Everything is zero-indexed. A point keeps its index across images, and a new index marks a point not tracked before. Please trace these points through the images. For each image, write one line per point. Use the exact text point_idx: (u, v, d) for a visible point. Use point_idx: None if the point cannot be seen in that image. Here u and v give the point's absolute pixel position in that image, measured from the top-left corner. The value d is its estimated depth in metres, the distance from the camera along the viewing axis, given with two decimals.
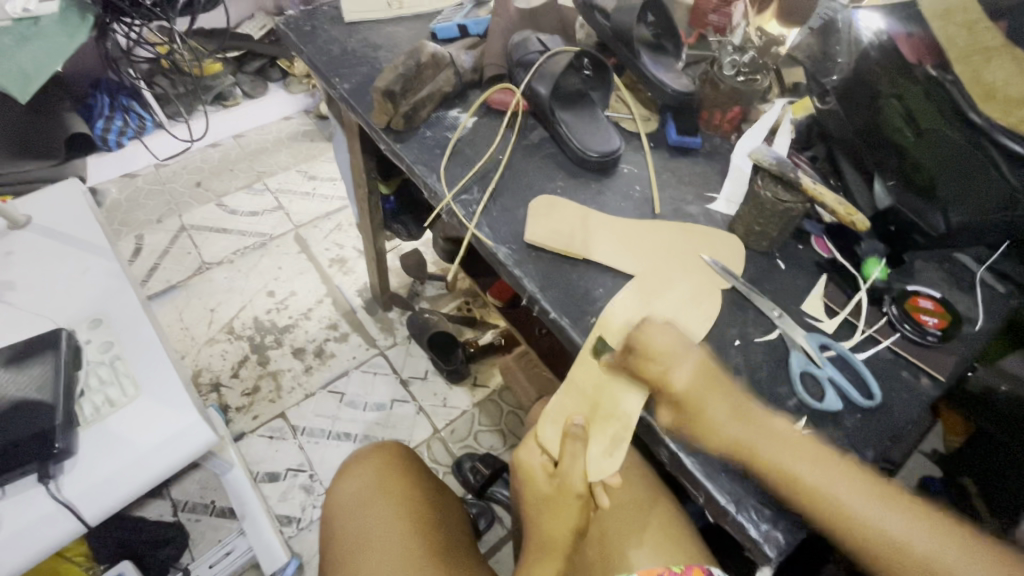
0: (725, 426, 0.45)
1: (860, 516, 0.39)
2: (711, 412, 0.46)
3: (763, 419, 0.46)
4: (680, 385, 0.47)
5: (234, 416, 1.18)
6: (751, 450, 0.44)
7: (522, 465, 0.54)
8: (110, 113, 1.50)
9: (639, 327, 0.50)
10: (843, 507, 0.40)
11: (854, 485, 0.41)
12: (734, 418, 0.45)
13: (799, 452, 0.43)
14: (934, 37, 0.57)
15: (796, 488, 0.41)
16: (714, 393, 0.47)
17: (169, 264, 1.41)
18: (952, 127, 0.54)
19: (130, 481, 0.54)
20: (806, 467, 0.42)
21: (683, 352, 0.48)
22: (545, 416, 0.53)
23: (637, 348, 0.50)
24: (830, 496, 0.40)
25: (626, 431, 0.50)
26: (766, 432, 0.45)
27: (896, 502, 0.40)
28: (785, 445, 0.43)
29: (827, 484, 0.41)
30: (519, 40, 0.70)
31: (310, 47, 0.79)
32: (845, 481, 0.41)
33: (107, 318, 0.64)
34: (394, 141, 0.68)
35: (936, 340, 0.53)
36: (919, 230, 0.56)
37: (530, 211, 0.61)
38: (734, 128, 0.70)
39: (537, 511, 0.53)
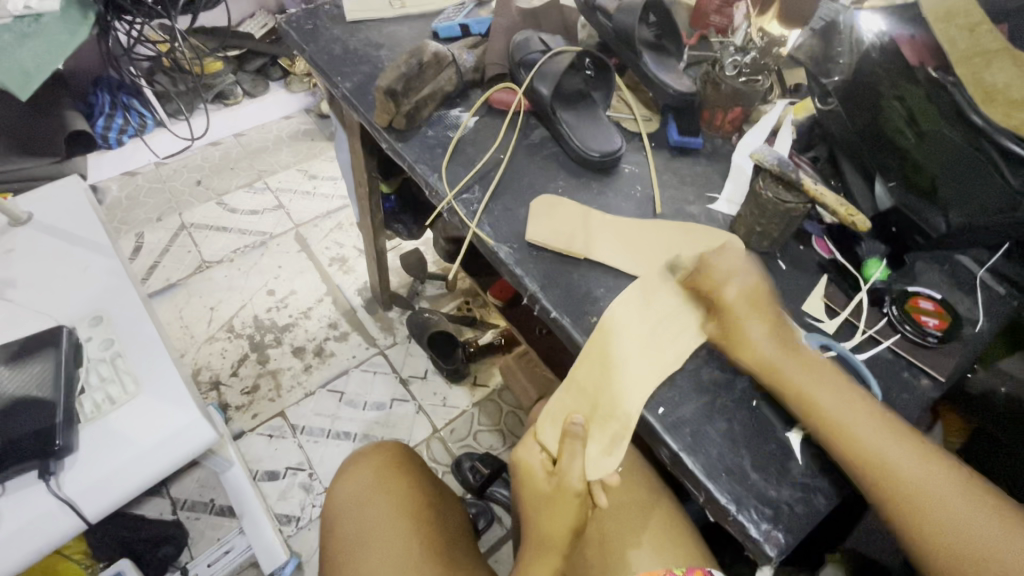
0: (761, 346, 0.49)
1: (869, 445, 0.43)
2: (748, 330, 0.50)
3: (809, 353, 0.49)
4: (731, 297, 0.51)
5: (234, 415, 1.18)
6: (779, 373, 0.47)
7: (521, 463, 0.53)
8: (111, 111, 1.51)
9: (704, 262, 0.53)
10: (858, 436, 0.43)
11: (875, 423, 0.44)
12: (774, 344, 0.49)
13: (823, 381, 0.46)
14: (935, 41, 0.57)
15: (813, 412, 0.45)
16: (759, 316, 0.50)
17: (169, 262, 1.41)
18: (953, 127, 0.54)
19: (131, 479, 0.54)
20: (825, 392, 0.46)
21: (744, 274, 0.52)
22: (544, 415, 0.54)
23: (703, 270, 0.53)
24: (840, 423, 0.44)
25: (626, 430, 0.49)
26: (816, 371, 0.47)
27: (905, 438, 0.43)
28: (821, 378, 0.47)
29: (847, 418, 0.44)
30: (520, 39, 0.70)
31: (312, 46, 0.79)
32: (864, 416, 0.44)
33: (108, 315, 0.64)
34: (395, 140, 0.68)
35: (936, 341, 0.53)
36: (920, 231, 0.56)
37: (531, 211, 0.61)
38: (735, 128, 0.70)
39: (535, 509, 0.52)
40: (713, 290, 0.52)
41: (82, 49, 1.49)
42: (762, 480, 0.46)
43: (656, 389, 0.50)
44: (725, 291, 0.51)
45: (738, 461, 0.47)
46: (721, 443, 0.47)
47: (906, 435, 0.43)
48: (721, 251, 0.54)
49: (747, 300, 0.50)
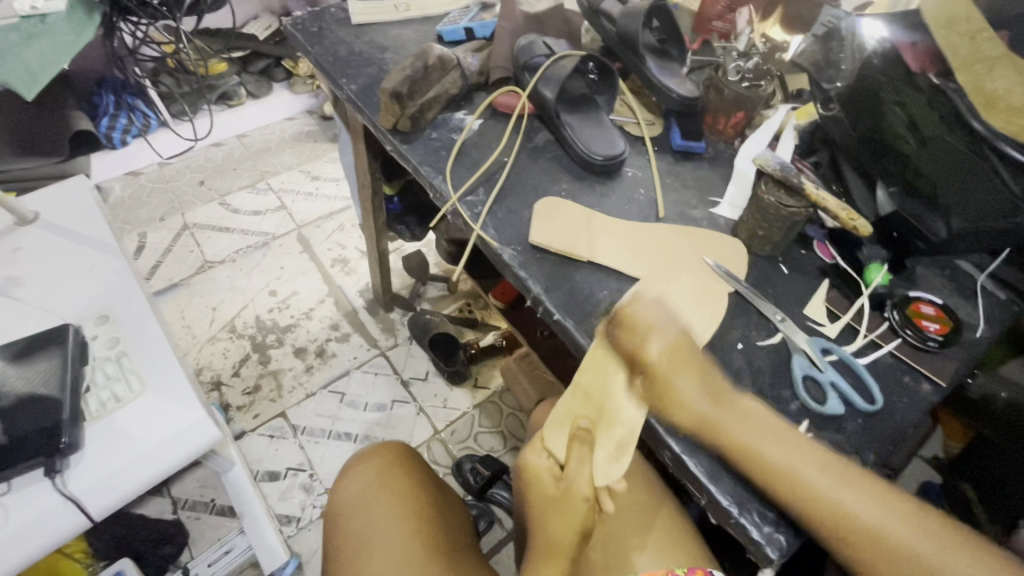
0: (696, 404, 0.47)
1: (812, 485, 0.42)
2: (680, 386, 0.47)
3: (738, 402, 0.47)
4: (655, 356, 0.49)
5: (235, 415, 1.19)
6: (718, 427, 0.46)
7: (529, 468, 0.53)
8: (116, 112, 1.52)
9: (618, 319, 0.51)
10: (804, 482, 0.42)
11: (815, 463, 0.43)
12: (707, 397, 0.47)
13: (759, 429, 0.45)
14: (936, 47, 0.58)
15: (760, 466, 0.43)
16: (687, 369, 0.48)
17: (171, 262, 1.41)
18: (955, 134, 0.54)
19: (135, 477, 0.54)
20: (763, 442, 0.44)
21: (663, 329, 0.50)
22: (550, 420, 0.54)
23: (623, 321, 0.51)
24: (789, 472, 0.43)
25: (631, 437, 0.50)
26: (741, 416, 0.46)
27: (849, 477, 0.42)
28: (753, 428, 0.45)
29: (794, 466, 0.43)
30: (525, 44, 0.71)
31: (317, 48, 0.80)
32: (807, 460, 0.43)
33: (113, 314, 0.64)
34: (400, 142, 0.69)
35: (937, 346, 0.53)
36: (920, 235, 0.57)
37: (535, 213, 0.61)
38: (737, 133, 0.71)
39: (541, 513, 0.51)
40: (637, 348, 0.50)
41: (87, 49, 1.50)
42: None
43: None
44: (649, 347, 0.49)
45: (740, 464, 0.47)
46: None
47: (848, 472, 0.42)
48: (637, 298, 0.52)
49: (671, 356, 0.48)
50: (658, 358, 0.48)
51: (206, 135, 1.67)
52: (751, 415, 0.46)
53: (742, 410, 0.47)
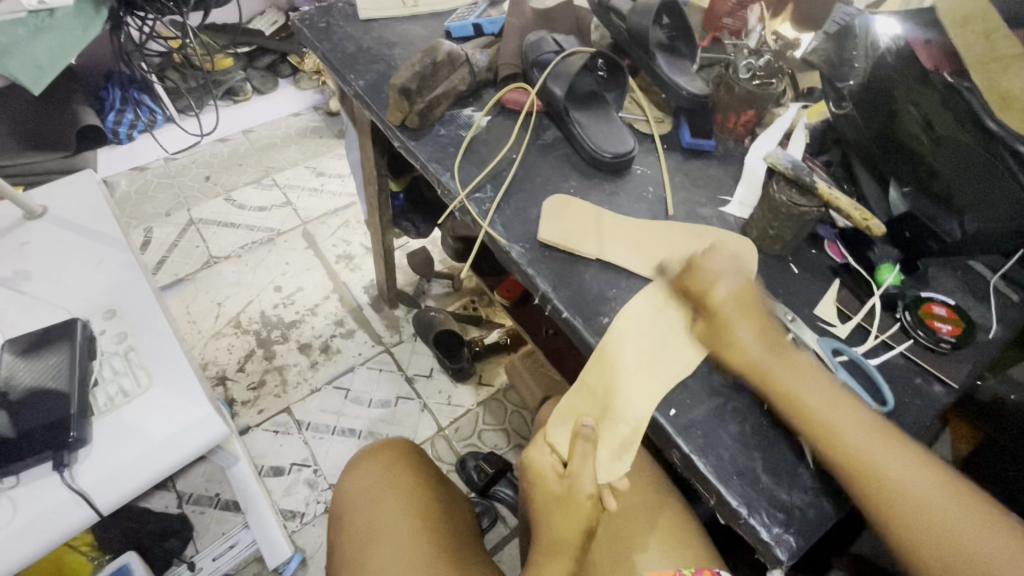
0: (750, 348, 0.48)
1: (844, 434, 0.43)
2: (737, 331, 0.49)
3: (795, 355, 0.48)
4: (720, 298, 0.50)
5: (240, 410, 1.19)
6: (766, 372, 0.47)
7: (532, 467, 0.53)
8: (122, 106, 1.52)
9: (688, 267, 0.52)
10: (839, 431, 0.43)
11: (857, 417, 0.44)
12: (760, 343, 0.48)
13: (805, 379, 0.46)
14: (951, 46, 0.57)
15: (802, 412, 0.45)
16: (748, 317, 0.49)
17: (177, 257, 1.41)
18: (968, 132, 0.53)
19: (143, 472, 0.54)
20: (807, 390, 0.46)
21: (732, 275, 0.51)
22: (555, 416, 0.54)
23: (691, 272, 0.52)
24: (829, 423, 0.44)
25: (635, 435, 0.50)
26: (795, 367, 0.47)
27: (886, 436, 0.43)
28: (804, 377, 0.46)
29: (830, 414, 0.44)
30: (534, 40, 0.70)
31: (326, 44, 0.79)
32: (848, 413, 0.44)
33: (121, 309, 0.64)
34: (408, 139, 0.69)
35: (950, 347, 0.52)
36: (934, 236, 0.57)
37: (543, 211, 0.61)
38: (748, 131, 0.70)
39: (547, 512, 0.51)
40: (704, 291, 0.51)
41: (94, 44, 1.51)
42: (774, 483, 0.46)
43: (668, 392, 0.50)
44: (715, 292, 0.50)
45: (749, 464, 0.47)
46: (733, 446, 0.47)
47: (888, 433, 0.43)
48: (711, 251, 0.53)
49: (736, 300, 0.50)
50: (722, 301, 0.50)
51: (212, 130, 1.67)
52: (802, 365, 0.47)
53: (796, 358, 0.48)
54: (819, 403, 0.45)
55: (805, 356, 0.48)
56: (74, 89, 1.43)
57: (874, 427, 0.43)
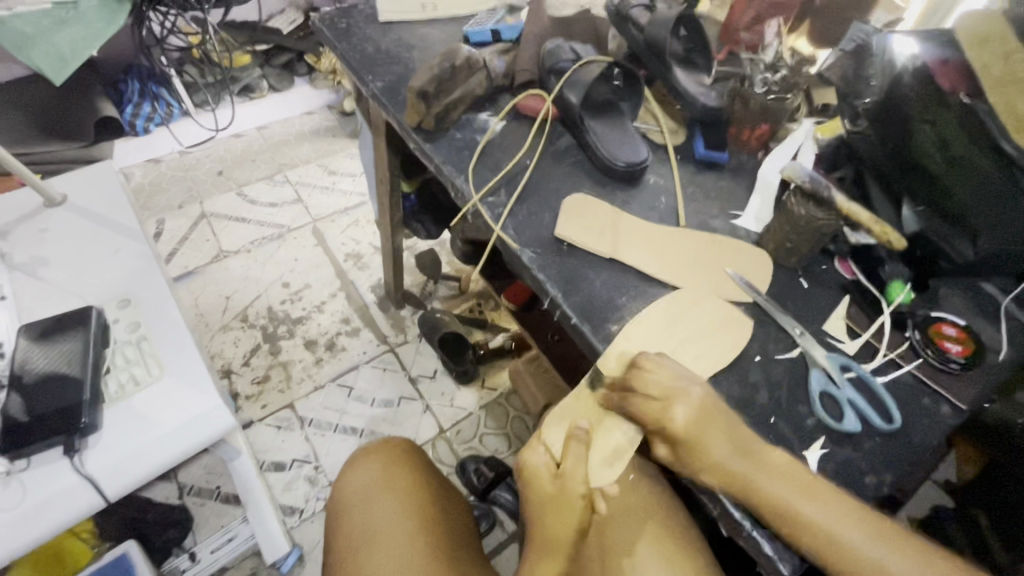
0: (724, 461, 0.44)
1: (858, 549, 0.40)
2: (713, 448, 0.44)
3: (766, 453, 0.45)
4: (680, 426, 0.45)
5: (244, 403, 1.20)
6: (749, 485, 0.43)
7: (528, 466, 0.52)
8: (140, 99, 1.55)
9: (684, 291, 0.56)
10: (849, 546, 0.40)
11: (853, 519, 0.41)
12: (737, 454, 0.44)
13: (799, 487, 0.43)
14: (969, 66, 0.59)
15: (795, 525, 0.41)
16: (720, 431, 0.45)
17: (187, 249, 1.43)
18: (985, 158, 0.54)
19: (150, 461, 0.55)
20: (802, 500, 0.42)
21: (684, 394, 0.46)
22: (551, 416, 0.53)
23: (632, 383, 0.49)
24: (822, 528, 0.41)
25: (627, 444, 0.51)
26: (767, 467, 0.44)
27: (894, 542, 0.40)
28: (789, 482, 0.43)
29: (830, 525, 0.41)
30: (551, 48, 0.70)
31: (345, 44, 0.80)
32: (843, 516, 0.41)
33: (135, 298, 0.65)
34: (423, 140, 0.69)
35: (959, 368, 0.52)
36: (945, 255, 0.56)
37: (561, 211, 0.62)
38: (761, 145, 0.71)
39: (538, 511, 0.52)
40: (660, 417, 0.46)
41: (117, 38, 1.54)
42: None
43: None
44: (673, 417, 0.46)
45: None
46: None
47: (880, 525, 0.41)
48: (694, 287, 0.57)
49: (696, 425, 0.45)
50: (684, 428, 0.45)
51: (227, 126, 1.70)
52: (784, 470, 0.44)
53: (776, 466, 0.44)
54: (823, 521, 0.41)
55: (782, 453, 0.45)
56: (94, 81, 1.46)
57: (863, 523, 0.41)
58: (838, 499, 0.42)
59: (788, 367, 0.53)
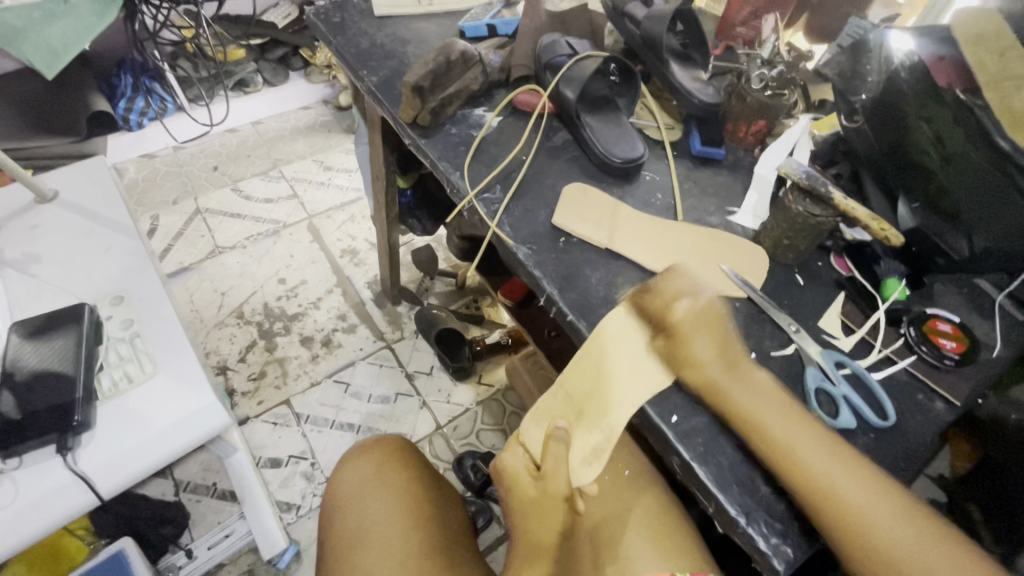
0: (707, 366, 0.48)
1: (796, 450, 0.43)
2: (695, 348, 0.49)
3: (751, 372, 0.48)
4: (679, 316, 0.50)
5: (240, 400, 1.19)
6: (724, 392, 0.47)
7: (507, 469, 0.53)
8: (133, 94, 1.53)
9: (650, 286, 0.52)
10: (797, 456, 0.43)
11: (815, 440, 0.44)
12: (720, 363, 0.48)
13: (774, 404, 0.46)
14: (964, 63, 0.57)
15: (755, 428, 0.45)
16: (709, 335, 0.49)
17: (182, 245, 1.42)
18: (979, 151, 0.53)
19: (145, 458, 0.54)
20: (770, 413, 0.45)
21: (694, 294, 0.51)
22: (530, 415, 0.54)
23: (654, 289, 0.52)
24: (780, 438, 0.44)
25: (606, 444, 0.51)
26: (748, 383, 0.47)
27: (848, 462, 0.43)
28: (759, 394, 0.47)
29: (788, 435, 0.44)
30: (547, 43, 0.70)
31: (339, 38, 0.80)
32: (806, 436, 0.44)
33: (128, 296, 0.64)
34: (419, 136, 0.69)
35: (953, 364, 0.52)
36: (942, 252, 0.57)
37: (562, 196, 0.63)
38: (758, 141, 0.70)
39: (523, 516, 0.54)
40: (662, 309, 0.51)
41: (110, 32, 1.52)
42: (774, 494, 0.45)
43: (667, 396, 0.50)
44: (675, 308, 0.50)
45: (749, 474, 0.46)
46: (733, 455, 0.47)
47: (844, 453, 0.43)
48: (670, 273, 0.53)
49: (695, 318, 0.49)
50: (682, 317, 0.50)
51: (222, 121, 1.69)
52: (760, 383, 0.47)
53: (751, 377, 0.48)
54: (777, 424, 0.45)
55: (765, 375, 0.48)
56: (86, 75, 1.45)
57: (826, 444, 0.43)
58: (793, 408, 0.46)
59: (783, 363, 0.53)
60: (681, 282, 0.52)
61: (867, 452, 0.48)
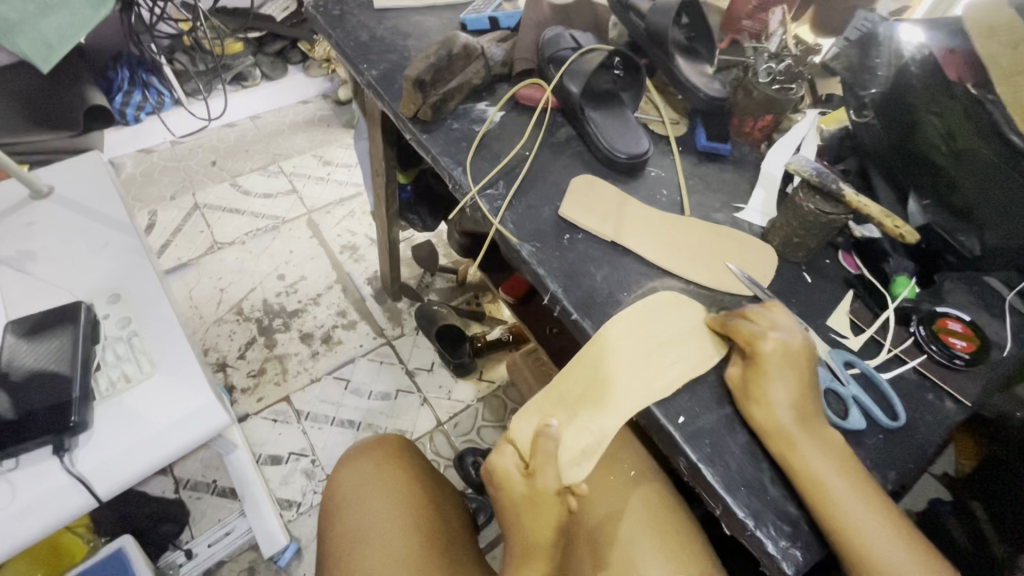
0: (780, 407, 0.45)
1: (857, 520, 0.40)
2: (772, 387, 0.46)
3: (824, 428, 0.45)
4: (766, 349, 0.47)
5: (240, 397, 1.19)
6: (792, 441, 0.44)
7: (496, 469, 0.50)
8: (130, 88, 1.51)
9: (742, 314, 0.50)
10: (857, 527, 0.40)
11: (878, 513, 0.41)
12: (795, 409, 0.45)
13: (840, 464, 0.43)
14: (976, 57, 0.56)
15: (817, 487, 0.42)
16: (792, 376, 0.46)
17: (181, 241, 1.41)
18: (991, 147, 0.52)
19: (143, 459, 0.54)
20: (837, 476, 0.42)
21: (788, 330, 0.48)
22: (521, 415, 0.53)
23: (739, 321, 0.49)
24: (841, 505, 0.41)
25: (598, 444, 0.50)
26: (818, 438, 0.44)
27: (906, 539, 0.40)
28: (827, 453, 0.44)
29: (851, 503, 0.41)
30: (551, 35, 0.69)
31: (339, 32, 0.78)
32: (869, 506, 0.41)
33: (125, 293, 0.63)
34: (420, 131, 0.68)
35: (964, 363, 0.51)
36: (950, 250, 0.56)
37: (570, 188, 0.62)
38: (764, 137, 0.69)
39: (514, 515, 0.49)
40: (749, 340, 0.48)
41: (106, 25, 1.51)
42: (782, 496, 0.45)
43: (674, 397, 0.49)
44: (763, 341, 0.47)
45: (757, 475, 0.45)
46: (741, 456, 0.46)
47: (903, 528, 0.41)
48: (772, 308, 0.50)
49: (785, 354, 0.47)
50: (768, 353, 0.47)
51: (220, 115, 1.68)
52: (829, 439, 0.44)
53: (824, 431, 0.45)
54: (841, 489, 0.42)
55: (834, 431, 0.45)
56: (82, 68, 1.43)
57: (887, 515, 0.41)
58: (859, 471, 0.43)
59: None
60: (770, 315, 0.49)
61: (877, 454, 0.47)
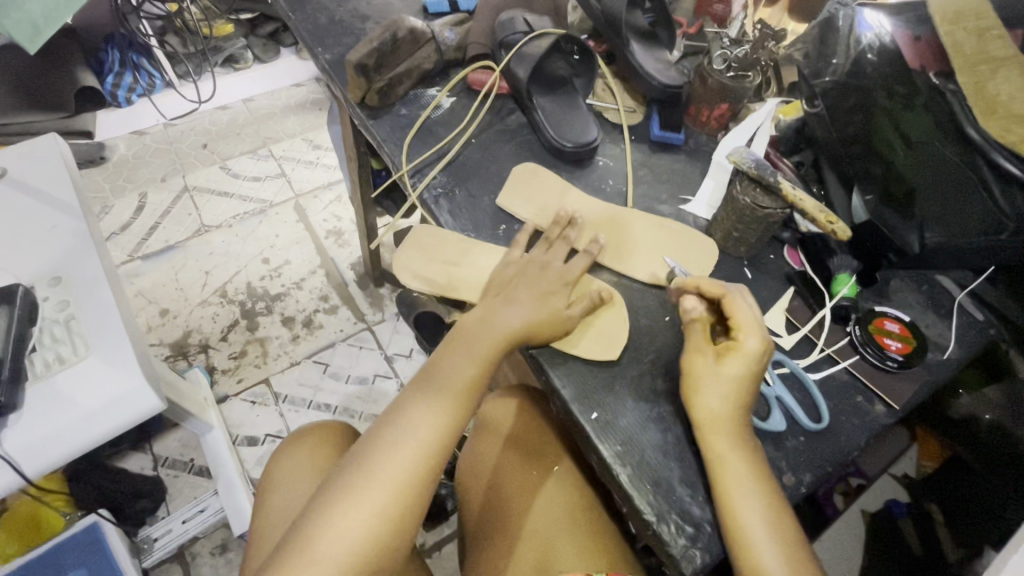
0: (715, 405, 0.44)
1: (752, 536, 0.40)
2: (711, 383, 0.45)
3: (754, 440, 0.44)
4: (748, 348, 0.45)
5: (220, 378, 1.20)
6: (718, 443, 0.43)
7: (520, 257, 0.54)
8: (121, 69, 1.51)
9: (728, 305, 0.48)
10: (753, 543, 0.40)
11: (778, 534, 0.40)
12: (730, 410, 0.44)
13: (757, 476, 0.42)
14: (939, 44, 0.53)
15: (723, 492, 0.42)
16: (746, 382, 0.45)
17: (169, 223, 1.42)
18: (947, 142, 0.51)
19: (72, 440, 0.55)
20: (747, 488, 0.42)
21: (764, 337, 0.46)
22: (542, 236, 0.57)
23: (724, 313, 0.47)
24: (742, 518, 0.41)
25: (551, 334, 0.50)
26: (748, 448, 0.43)
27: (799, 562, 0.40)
28: (749, 465, 0.42)
29: (750, 518, 0.41)
30: (506, 18, 0.67)
31: (298, 15, 0.77)
32: (771, 526, 0.40)
33: (67, 276, 0.64)
34: (367, 116, 0.67)
35: (897, 365, 0.50)
36: (893, 248, 0.53)
37: (512, 176, 0.61)
38: (721, 126, 0.67)
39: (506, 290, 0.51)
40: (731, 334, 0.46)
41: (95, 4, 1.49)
42: (689, 495, 0.44)
43: (592, 391, 0.49)
44: (748, 340, 0.45)
45: (666, 474, 0.45)
46: (653, 454, 0.46)
47: (800, 554, 0.40)
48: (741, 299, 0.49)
49: (759, 358, 0.45)
50: (747, 353, 0.45)
51: (211, 98, 1.66)
52: (753, 450, 0.44)
53: (750, 440, 0.44)
54: (746, 502, 0.41)
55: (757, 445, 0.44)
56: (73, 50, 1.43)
57: (785, 540, 0.40)
58: (770, 486, 0.42)
59: None
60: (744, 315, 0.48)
61: (796, 456, 0.46)
